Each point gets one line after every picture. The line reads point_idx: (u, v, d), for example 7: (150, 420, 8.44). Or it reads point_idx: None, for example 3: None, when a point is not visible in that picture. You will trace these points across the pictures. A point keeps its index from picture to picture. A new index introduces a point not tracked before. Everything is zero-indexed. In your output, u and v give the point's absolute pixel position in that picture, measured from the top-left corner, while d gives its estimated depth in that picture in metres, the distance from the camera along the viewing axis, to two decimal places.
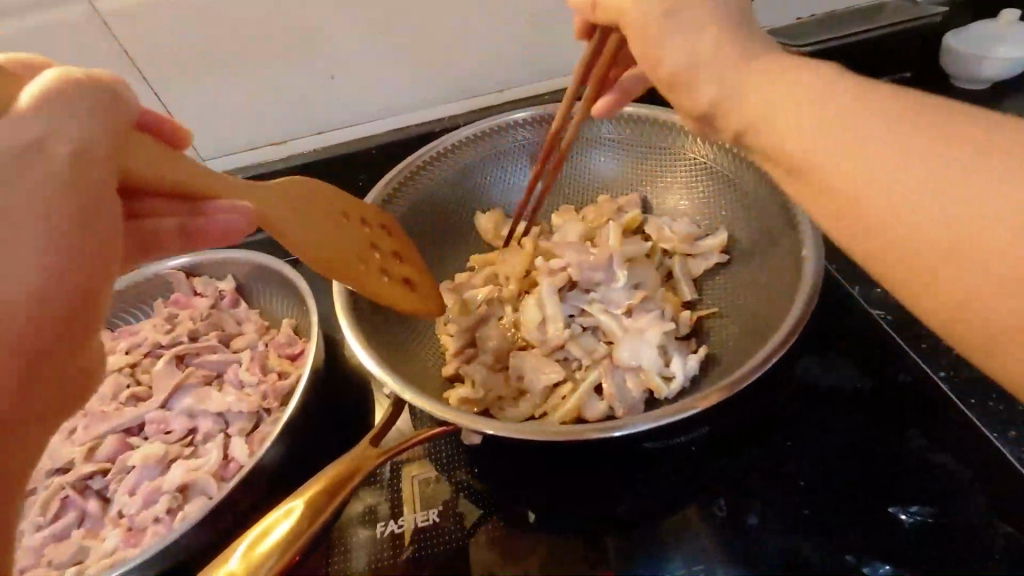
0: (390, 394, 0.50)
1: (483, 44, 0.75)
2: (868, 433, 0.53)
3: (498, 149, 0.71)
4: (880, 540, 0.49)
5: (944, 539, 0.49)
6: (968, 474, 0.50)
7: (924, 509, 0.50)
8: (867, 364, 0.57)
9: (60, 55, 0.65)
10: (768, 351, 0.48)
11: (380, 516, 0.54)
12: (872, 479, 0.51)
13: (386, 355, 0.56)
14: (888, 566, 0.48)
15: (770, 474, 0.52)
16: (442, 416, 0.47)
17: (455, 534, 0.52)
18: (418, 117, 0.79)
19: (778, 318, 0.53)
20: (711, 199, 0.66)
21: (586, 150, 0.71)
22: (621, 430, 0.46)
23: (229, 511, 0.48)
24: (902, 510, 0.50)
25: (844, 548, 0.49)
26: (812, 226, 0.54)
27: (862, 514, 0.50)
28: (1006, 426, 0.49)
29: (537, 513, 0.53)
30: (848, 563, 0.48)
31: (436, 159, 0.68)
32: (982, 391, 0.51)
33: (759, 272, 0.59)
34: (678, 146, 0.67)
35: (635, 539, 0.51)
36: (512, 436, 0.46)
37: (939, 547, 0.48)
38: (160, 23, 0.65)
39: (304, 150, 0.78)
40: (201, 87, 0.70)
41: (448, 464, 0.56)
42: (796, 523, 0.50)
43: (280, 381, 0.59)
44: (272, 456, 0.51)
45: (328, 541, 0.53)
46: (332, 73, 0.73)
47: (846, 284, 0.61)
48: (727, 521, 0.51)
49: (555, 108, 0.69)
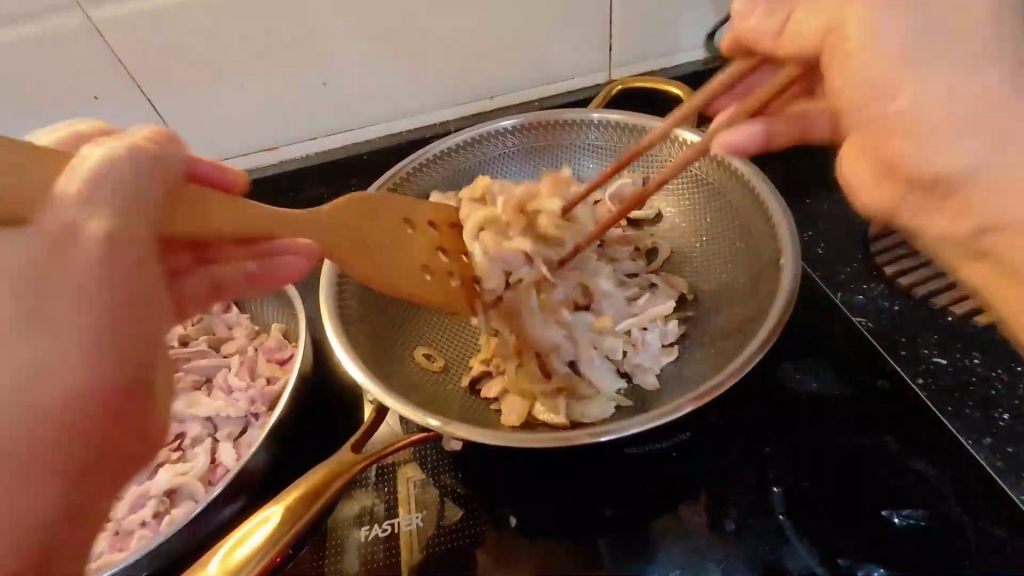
0: (373, 401, 0.50)
1: (474, 52, 0.75)
2: (853, 439, 0.54)
3: (487, 155, 0.72)
4: (871, 543, 0.48)
5: (938, 547, 0.48)
6: (948, 481, 0.51)
7: (915, 512, 0.50)
8: (849, 370, 0.57)
9: (52, 63, 0.65)
10: (746, 360, 0.49)
11: (363, 521, 0.54)
12: (856, 480, 0.52)
13: (372, 360, 0.56)
14: (881, 569, 0.47)
15: (751, 479, 0.53)
16: (426, 423, 0.48)
17: (437, 538, 0.53)
18: (409, 123, 0.80)
19: (756, 327, 0.54)
20: (696, 207, 0.67)
21: (573, 156, 0.72)
22: (606, 436, 0.47)
23: (219, 514, 0.49)
24: (894, 512, 0.50)
25: (836, 551, 0.48)
26: (794, 235, 0.55)
27: (848, 512, 0.50)
28: (980, 433, 0.52)
29: (519, 518, 0.53)
30: (838, 565, 0.48)
31: (424, 166, 0.69)
32: (960, 397, 0.54)
33: (741, 281, 0.60)
34: (662, 154, 0.68)
35: (615, 542, 0.51)
36: (493, 443, 0.47)
37: (924, 557, 0.48)
38: (157, 31, 0.66)
39: (295, 156, 0.79)
40: (193, 95, 0.71)
41: (434, 469, 0.57)
42: (778, 528, 0.50)
43: (269, 385, 0.60)
44: (260, 460, 0.51)
45: (314, 543, 0.53)
46: (329, 76, 0.73)
47: (829, 292, 0.62)
48: (708, 526, 0.51)
49: (544, 115, 0.70)
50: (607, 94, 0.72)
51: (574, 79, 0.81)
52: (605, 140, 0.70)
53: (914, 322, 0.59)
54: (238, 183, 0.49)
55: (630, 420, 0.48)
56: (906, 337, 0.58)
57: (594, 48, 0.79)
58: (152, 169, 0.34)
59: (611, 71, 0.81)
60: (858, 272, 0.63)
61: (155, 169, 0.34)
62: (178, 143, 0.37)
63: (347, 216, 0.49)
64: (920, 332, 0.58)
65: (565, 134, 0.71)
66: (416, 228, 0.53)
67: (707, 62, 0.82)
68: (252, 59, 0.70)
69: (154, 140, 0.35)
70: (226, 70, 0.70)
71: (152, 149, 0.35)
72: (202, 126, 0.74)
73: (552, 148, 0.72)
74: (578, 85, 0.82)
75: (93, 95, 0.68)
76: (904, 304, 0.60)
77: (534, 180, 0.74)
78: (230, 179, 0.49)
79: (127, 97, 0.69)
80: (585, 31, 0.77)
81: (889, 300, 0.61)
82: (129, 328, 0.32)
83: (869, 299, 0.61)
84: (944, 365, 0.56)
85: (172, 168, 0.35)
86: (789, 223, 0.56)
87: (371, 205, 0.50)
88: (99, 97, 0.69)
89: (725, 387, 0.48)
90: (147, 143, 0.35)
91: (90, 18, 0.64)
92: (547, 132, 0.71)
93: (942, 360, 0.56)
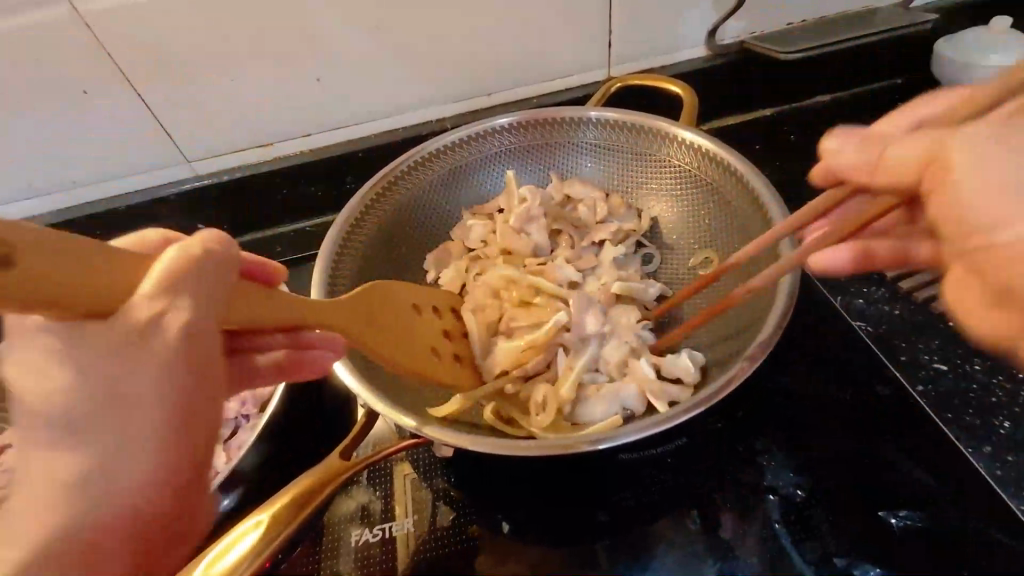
0: (364, 405, 0.50)
1: (473, 53, 0.75)
2: (851, 445, 0.53)
3: (482, 154, 0.71)
4: (857, 537, 0.49)
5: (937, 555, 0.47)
6: (950, 491, 0.50)
7: (912, 515, 0.49)
8: (846, 373, 0.57)
9: (41, 59, 0.64)
10: (739, 368, 0.48)
11: (355, 524, 0.54)
12: (862, 486, 0.51)
13: (366, 364, 0.55)
14: (880, 572, 0.47)
15: (747, 484, 0.52)
16: (417, 430, 0.47)
17: (428, 543, 0.52)
18: (404, 120, 0.79)
19: (754, 332, 0.53)
20: (696, 207, 0.66)
21: (571, 155, 0.71)
22: (605, 443, 0.46)
23: (209, 516, 0.49)
24: (891, 514, 0.49)
25: (836, 551, 0.48)
26: (793, 238, 0.54)
27: (844, 512, 0.50)
28: (981, 442, 0.51)
29: (510, 522, 0.53)
30: (836, 566, 0.47)
31: (417, 166, 0.68)
32: (959, 403, 0.53)
33: (744, 287, 0.59)
34: (661, 153, 0.67)
35: (614, 545, 0.51)
36: (486, 450, 0.46)
37: (921, 563, 0.47)
38: (148, 29, 0.65)
39: (287, 153, 0.78)
40: (188, 95, 0.70)
41: (426, 472, 0.56)
42: (772, 536, 0.49)
43: (260, 386, 0.59)
44: (251, 463, 0.51)
45: (307, 547, 0.53)
46: (324, 74, 0.72)
47: (829, 294, 0.62)
48: (701, 535, 0.51)
49: (540, 114, 0.68)
50: (605, 92, 0.71)
51: (571, 77, 0.80)
52: (602, 138, 0.69)
53: (913, 327, 0.58)
54: (277, 273, 0.45)
55: (629, 424, 0.47)
56: (906, 342, 0.58)
57: (592, 45, 0.77)
58: (199, 288, 0.30)
59: (609, 69, 0.80)
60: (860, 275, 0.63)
61: (205, 278, 0.31)
62: (229, 257, 0.32)
63: (370, 300, 0.49)
64: (919, 337, 0.57)
65: (563, 133, 0.69)
66: (419, 311, 0.55)
67: (706, 60, 0.81)
68: (244, 54, 0.69)
69: (188, 243, 0.31)
70: (213, 65, 0.69)
71: (214, 256, 0.31)
72: (194, 122, 0.72)
73: (549, 147, 0.71)
74: (576, 82, 0.80)
75: (83, 90, 0.67)
76: (905, 308, 0.60)
77: (531, 179, 0.72)
78: (274, 274, 0.45)
79: (117, 93, 0.68)
80: (583, 28, 0.75)
81: (889, 304, 0.60)
82: (122, 471, 0.29)
83: (869, 302, 0.61)
84: (944, 372, 0.55)
85: (232, 268, 0.32)
86: None
87: (389, 295, 0.51)
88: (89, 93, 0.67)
89: (724, 390, 0.47)
90: (175, 254, 0.30)
91: (79, 13, 0.62)
92: (544, 131, 0.70)
93: (941, 366, 0.55)
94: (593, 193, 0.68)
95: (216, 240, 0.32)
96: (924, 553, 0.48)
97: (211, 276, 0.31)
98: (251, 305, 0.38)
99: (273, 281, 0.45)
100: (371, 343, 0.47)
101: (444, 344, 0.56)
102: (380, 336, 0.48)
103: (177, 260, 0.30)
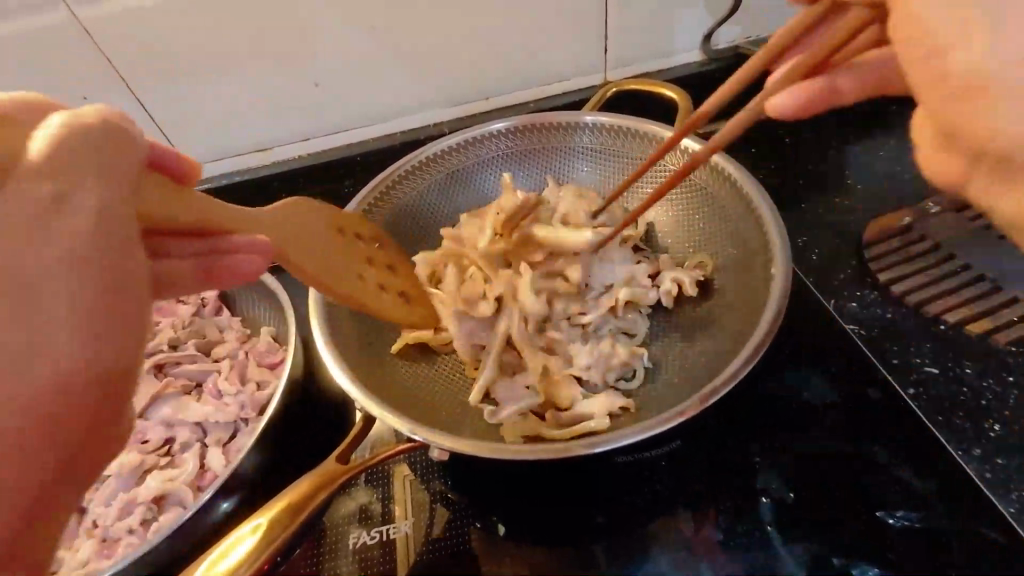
0: (361, 410, 0.50)
1: (471, 59, 0.75)
2: (843, 447, 0.54)
3: (478, 159, 0.71)
4: (847, 536, 0.49)
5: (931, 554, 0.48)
6: (939, 493, 0.50)
7: (909, 515, 0.50)
8: (839, 376, 0.57)
9: (40, 64, 0.65)
10: (731, 371, 0.49)
11: (352, 527, 0.54)
12: (851, 487, 0.52)
13: (363, 370, 0.56)
14: (875, 569, 0.48)
15: (739, 487, 0.53)
16: (414, 434, 0.48)
17: (425, 546, 0.53)
18: (401, 125, 0.80)
19: (748, 335, 0.54)
20: (690, 212, 0.67)
21: (567, 159, 0.72)
22: (600, 447, 0.46)
23: (208, 518, 0.49)
24: (888, 514, 0.50)
25: (832, 551, 0.49)
26: (785, 243, 0.55)
27: (836, 512, 0.50)
28: (970, 444, 0.52)
29: (507, 525, 0.53)
30: (831, 565, 0.48)
31: (413, 171, 0.68)
32: (951, 406, 0.54)
33: (737, 291, 0.60)
34: (655, 158, 0.68)
35: (613, 548, 0.51)
36: (482, 455, 0.47)
37: (912, 560, 0.48)
38: (146, 34, 0.65)
39: (285, 157, 0.79)
40: (187, 99, 0.71)
41: (424, 474, 0.57)
42: (766, 536, 0.50)
43: (259, 390, 0.60)
44: (250, 465, 0.51)
45: (306, 550, 0.53)
46: (323, 78, 0.73)
47: (822, 298, 0.62)
48: (695, 537, 0.51)
49: (535, 118, 0.69)
50: (601, 96, 0.71)
51: (568, 82, 0.81)
52: (598, 142, 0.70)
53: (905, 330, 0.59)
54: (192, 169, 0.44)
55: (624, 429, 0.47)
56: (899, 345, 0.58)
57: (589, 50, 0.78)
58: (97, 142, 0.34)
59: (606, 74, 0.81)
60: (853, 278, 0.64)
61: (91, 149, 0.33)
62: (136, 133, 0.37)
63: (294, 213, 0.52)
64: (911, 340, 0.58)
65: (559, 137, 0.70)
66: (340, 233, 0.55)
67: (702, 64, 0.82)
68: (244, 54, 0.69)
69: (79, 112, 0.35)
70: (212, 69, 0.69)
71: (100, 125, 0.34)
72: (195, 121, 0.73)
73: (545, 151, 0.72)
74: (573, 87, 0.81)
75: (82, 95, 0.68)
76: (898, 311, 0.60)
77: (527, 182, 0.73)
78: (187, 170, 0.44)
79: (116, 98, 0.69)
80: (579, 33, 0.76)
81: (883, 307, 0.61)
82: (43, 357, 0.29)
83: (862, 305, 0.61)
84: (936, 374, 0.56)
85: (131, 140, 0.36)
86: (783, 232, 0.56)
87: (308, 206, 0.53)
88: (88, 97, 0.68)
89: (717, 393, 0.48)
90: (61, 120, 0.33)
91: (79, 18, 0.63)
92: (540, 135, 0.70)
93: (933, 369, 0.56)
94: (589, 196, 0.68)
95: (106, 117, 0.35)
96: (923, 550, 0.48)
97: (90, 153, 0.33)
98: (166, 199, 0.41)
99: (186, 177, 0.44)
100: (289, 255, 0.49)
101: (381, 275, 0.58)
102: (327, 265, 0.52)
103: (65, 124, 0.33)
